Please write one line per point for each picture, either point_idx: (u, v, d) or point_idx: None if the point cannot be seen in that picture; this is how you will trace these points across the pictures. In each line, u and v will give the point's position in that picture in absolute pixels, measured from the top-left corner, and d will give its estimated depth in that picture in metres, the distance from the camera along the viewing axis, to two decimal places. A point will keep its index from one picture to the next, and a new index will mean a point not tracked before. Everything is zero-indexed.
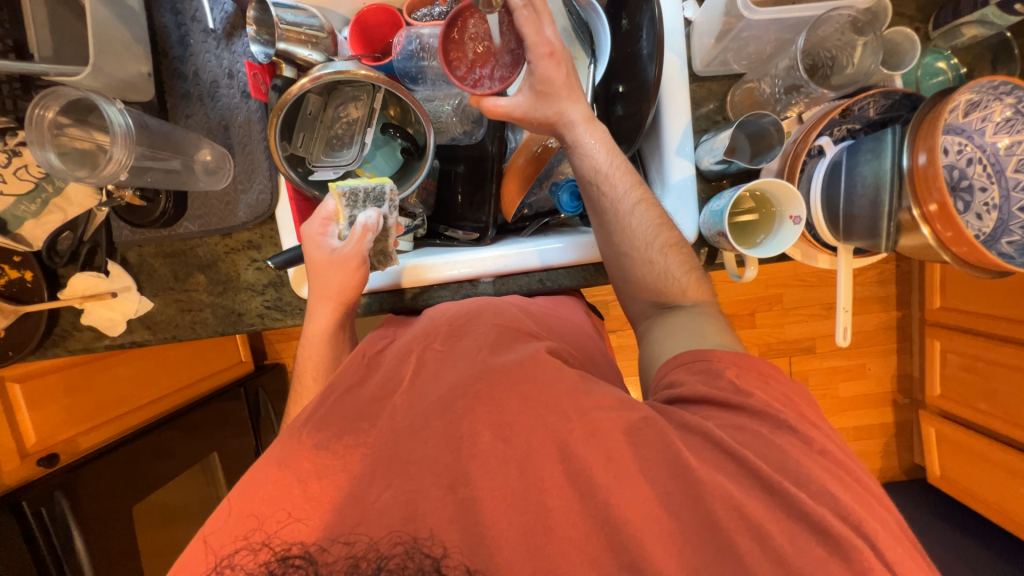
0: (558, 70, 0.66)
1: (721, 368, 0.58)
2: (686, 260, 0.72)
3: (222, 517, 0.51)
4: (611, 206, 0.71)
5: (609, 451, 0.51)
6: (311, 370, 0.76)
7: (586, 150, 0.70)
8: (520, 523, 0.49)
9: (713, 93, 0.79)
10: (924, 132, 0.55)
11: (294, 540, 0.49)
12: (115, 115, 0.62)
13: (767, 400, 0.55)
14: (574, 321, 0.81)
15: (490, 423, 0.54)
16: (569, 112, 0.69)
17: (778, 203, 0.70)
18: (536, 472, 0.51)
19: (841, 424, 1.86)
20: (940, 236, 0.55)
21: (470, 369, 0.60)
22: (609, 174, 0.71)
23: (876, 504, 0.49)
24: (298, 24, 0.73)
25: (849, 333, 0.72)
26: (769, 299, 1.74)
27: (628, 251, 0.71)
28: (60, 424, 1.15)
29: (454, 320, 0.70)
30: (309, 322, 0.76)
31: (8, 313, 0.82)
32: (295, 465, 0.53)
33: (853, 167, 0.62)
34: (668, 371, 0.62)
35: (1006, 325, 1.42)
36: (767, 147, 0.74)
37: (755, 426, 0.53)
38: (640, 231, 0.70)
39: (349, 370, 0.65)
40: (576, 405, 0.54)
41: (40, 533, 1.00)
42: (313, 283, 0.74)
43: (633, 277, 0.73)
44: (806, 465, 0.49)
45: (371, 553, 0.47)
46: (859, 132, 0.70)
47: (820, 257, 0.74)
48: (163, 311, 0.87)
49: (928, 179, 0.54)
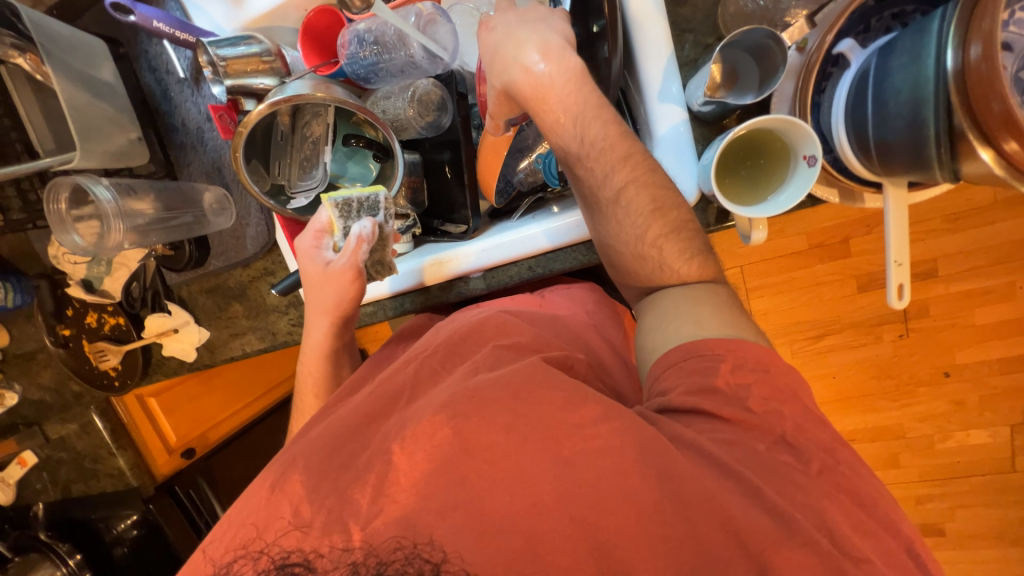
0: (490, 36, 0.62)
1: (715, 361, 0.54)
2: (684, 249, 0.63)
3: (222, 531, 0.52)
4: (590, 194, 0.65)
5: (600, 469, 0.48)
6: (313, 385, 0.85)
7: (553, 128, 0.63)
8: (510, 550, 0.46)
9: (700, 11, 0.62)
10: (982, 9, 0.37)
11: (294, 547, 0.48)
12: (101, 192, 0.74)
13: (762, 399, 0.52)
14: (580, 316, 0.76)
15: (480, 445, 0.50)
16: (513, 72, 0.61)
17: (787, 141, 0.55)
18: (536, 488, 0.48)
19: (979, 358, 1.53)
20: (1010, 159, 0.38)
21: (458, 390, 0.55)
22: (583, 155, 0.63)
23: (871, 522, 0.48)
24: (242, 55, 0.73)
25: (908, 291, 0.56)
26: (868, 221, 1.42)
27: (615, 244, 0.65)
28: (192, 424, 1.42)
29: (452, 338, 0.67)
30: (310, 335, 0.82)
31: (116, 350, 1.02)
32: (288, 489, 0.52)
33: (883, 76, 0.46)
34: (659, 372, 0.58)
35: None
36: (774, 68, 0.58)
37: (750, 443, 0.50)
38: (622, 218, 0.63)
39: (339, 395, 0.70)
40: (564, 425, 0.50)
41: (190, 506, 1.36)
42: (310, 298, 0.78)
43: (622, 267, 0.67)
44: (803, 487, 0.48)
45: (370, 559, 0.46)
46: (912, 13, 0.52)
47: (866, 196, 0.57)
48: (219, 338, 1.00)
49: (984, 82, 0.37)
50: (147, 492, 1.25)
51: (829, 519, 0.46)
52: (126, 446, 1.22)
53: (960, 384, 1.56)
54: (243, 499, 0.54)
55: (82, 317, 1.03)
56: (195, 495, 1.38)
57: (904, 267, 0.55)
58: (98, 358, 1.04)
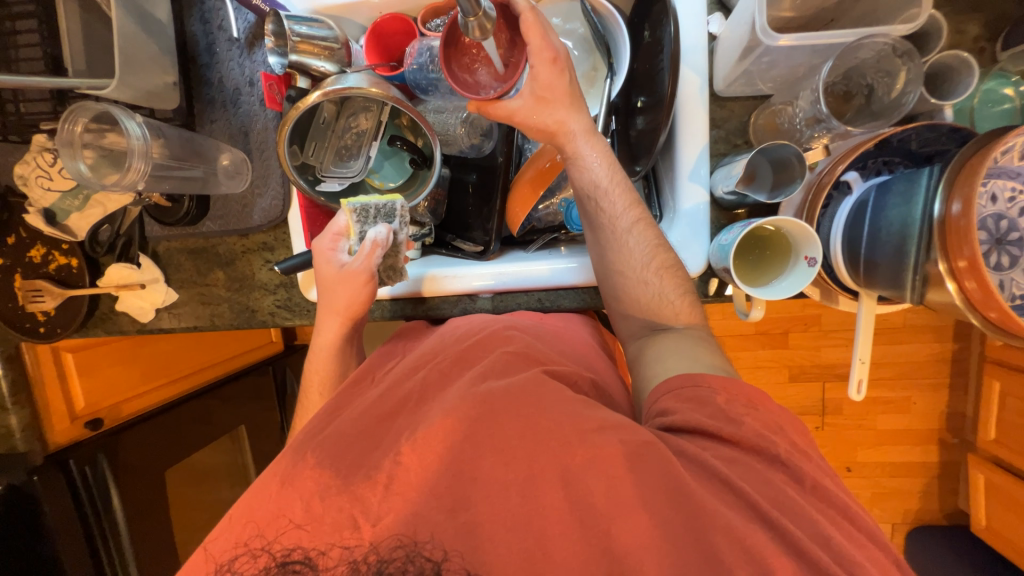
0: (559, 78, 0.65)
1: (712, 394, 0.59)
2: (680, 285, 0.70)
3: (223, 528, 0.56)
4: (608, 223, 0.71)
5: (611, 478, 0.53)
6: (318, 384, 0.82)
7: (586, 163, 0.69)
8: (519, 550, 0.51)
9: (735, 115, 0.73)
10: (962, 177, 0.49)
11: (295, 545, 0.53)
12: (134, 128, 0.68)
13: (758, 429, 0.56)
14: (584, 339, 0.80)
15: (492, 449, 0.56)
16: (571, 116, 0.67)
17: (793, 241, 0.65)
18: (537, 497, 0.53)
19: (877, 458, 1.73)
20: (967, 293, 0.48)
21: (466, 394, 0.62)
22: (608, 190, 0.70)
23: (865, 538, 0.51)
24: (312, 36, 0.74)
25: (865, 387, 0.66)
26: (806, 319, 1.62)
27: (624, 269, 0.71)
28: (106, 392, 1.21)
29: (463, 342, 0.72)
30: (319, 333, 0.80)
31: (57, 294, 0.90)
32: (298, 484, 0.56)
33: (880, 209, 0.57)
34: (658, 397, 0.62)
35: None
36: (788, 180, 0.69)
37: (751, 462, 0.55)
38: (636, 250, 0.70)
39: (346, 392, 0.71)
40: (577, 431, 0.56)
41: (82, 488, 1.09)
42: (323, 295, 0.77)
43: (626, 296, 0.72)
44: (798, 501, 0.51)
45: (371, 558, 0.52)
46: (897, 164, 0.63)
47: (840, 298, 0.69)
48: (188, 303, 0.93)
49: (960, 233, 0.47)
50: (34, 462, 1.05)
51: (824, 529, 0.50)
52: (23, 404, 1.03)
53: (859, 480, 1.74)
54: (250, 493, 0.59)
55: (24, 248, 0.91)
56: (91, 473, 1.10)
57: (867, 364, 0.66)
58: (30, 299, 0.91)
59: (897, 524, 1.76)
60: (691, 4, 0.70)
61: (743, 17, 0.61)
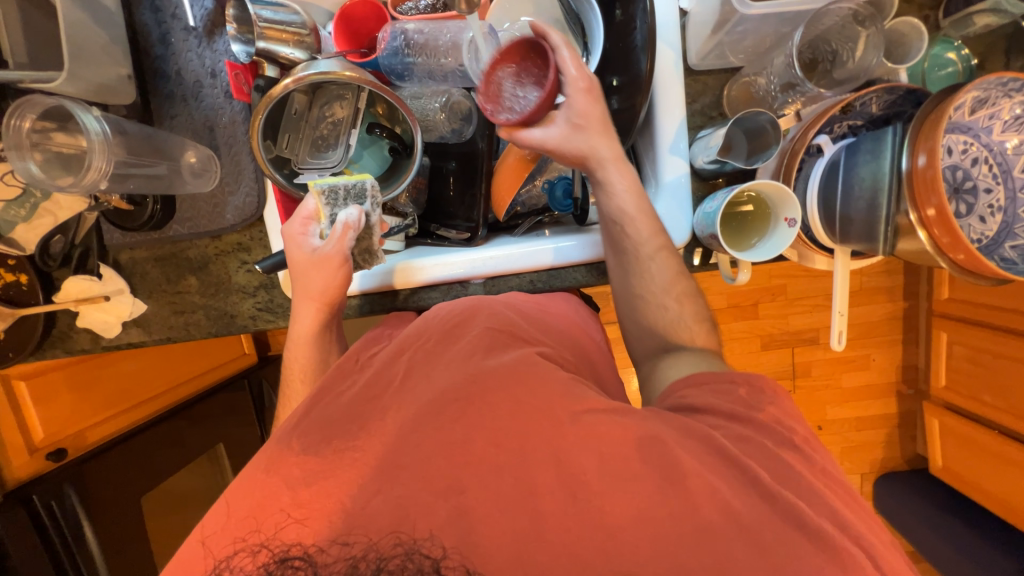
0: (594, 106, 0.67)
1: (734, 385, 0.59)
2: (698, 311, 0.72)
3: (223, 521, 0.53)
4: (632, 249, 0.71)
5: (605, 456, 0.52)
6: (299, 382, 0.79)
7: (614, 190, 0.69)
8: (513, 530, 0.51)
9: (709, 88, 0.75)
10: (925, 131, 0.53)
11: (295, 540, 0.51)
12: (91, 122, 0.64)
13: (778, 415, 0.56)
14: (571, 318, 0.80)
15: (484, 431, 0.55)
16: (602, 146, 0.69)
17: (773, 205, 0.68)
18: (531, 478, 0.52)
19: (844, 414, 1.85)
20: (937, 240, 0.53)
21: (458, 375, 0.61)
22: (635, 218, 0.70)
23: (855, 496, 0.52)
24: (279, 22, 0.71)
25: (845, 337, 0.71)
26: (773, 289, 1.70)
27: (645, 295, 0.72)
28: (67, 419, 1.12)
29: (448, 322, 0.71)
30: (295, 323, 0.77)
31: (6, 315, 0.82)
32: (283, 470, 0.55)
33: (851, 167, 0.60)
34: (680, 389, 0.61)
35: (990, 312, 1.48)
36: (764, 146, 0.73)
37: (760, 439, 0.54)
38: (658, 277, 0.71)
39: (333, 374, 0.68)
40: (568, 409, 0.55)
41: (49, 523, 1.00)
42: (296, 283, 0.74)
43: (645, 319, 0.73)
44: (796, 471, 0.51)
45: (371, 554, 0.49)
46: (861, 128, 0.67)
47: (818, 258, 0.72)
48: (157, 313, 0.87)
49: (929, 182, 0.52)
50: None
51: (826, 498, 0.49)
52: None
53: (830, 437, 1.85)
54: (236, 492, 0.55)
55: None
56: (59, 508, 1.01)
57: (844, 316, 0.70)
58: None
59: (864, 473, 1.89)
60: None
61: None
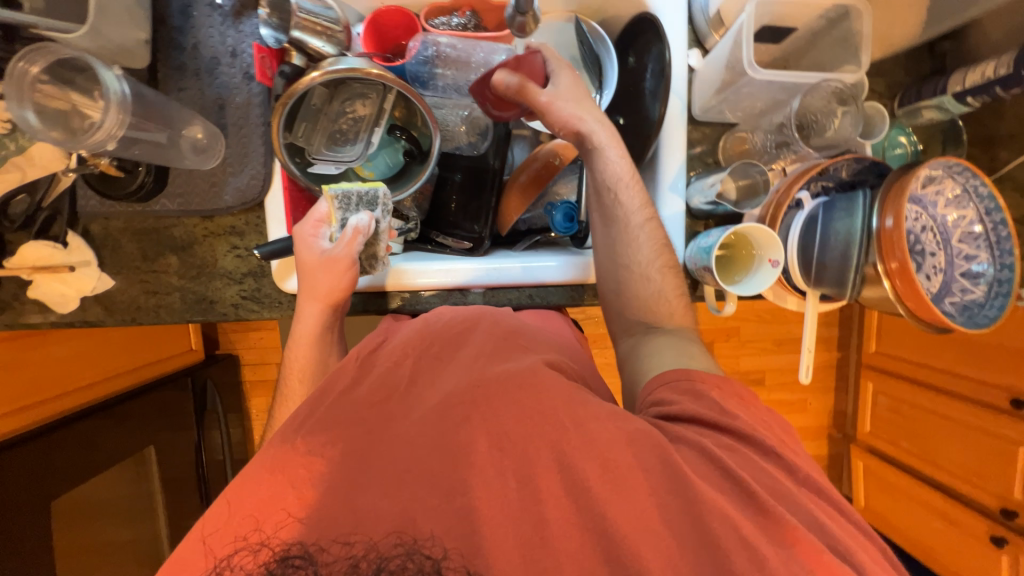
0: (575, 80, 0.77)
1: (705, 389, 0.61)
2: (678, 287, 0.76)
3: (224, 517, 0.50)
4: (623, 217, 0.75)
5: (608, 461, 0.53)
6: (297, 381, 0.76)
7: (610, 156, 0.74)
8: (517, 536, 0.50)
9: (707, 138, 0.84)
10: (892, 197, 0.62)
11: (295, 539, 0.49)
12: (112, 81, 0.62)
13: (752, 425, 0.58)
14: (567, 335, 0.82)
15: (489, 433, 0.55)
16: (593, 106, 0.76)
17: (758, 248, 0.75)
18: (536, 485, 0.52)
19: None
20: (899, 290, 0.62)
21: (471, 377, 0.61)
22: (629, 184, 0.75)
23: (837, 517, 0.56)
24: (315, 13, 0.72)
25: (811, 370, 0.78)
26: (728, 330, 1.83)
27: (631, 264, 0.75)
28: None
29: (451, 327, 0.72)
30: (298, 321, 0.74)
31: None
32: (289, 469, 0.53)
33: (828, 222, 0.69)
34: (654, 389, 0.65)
35: (909, 365, 1.67)
36: (751, 194, 0.82)
37: (745, 449, 0.56)
38: (644, 247, 0.75)
39: (334, 373, 0.65)
40: (572, 415, 0.56)
41: None
42: (303, 283, 0.73)
43: (626, 291, 0.76)
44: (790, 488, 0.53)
45: (371, 554, 0.48)
46: (831, 190, 0.75)
47: (790, 298, 0.80)
48: (124, 292, 0.80)
49: (895, 242, 0.60)
50: None
51: (818, 517, 0.51)
52: None
53: None
54: (240, 486, 0.53)
55: None
56: None
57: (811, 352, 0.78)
58: None
59: None
60: (677, 37, 0.79)
61: (720, 57, 0.74)
